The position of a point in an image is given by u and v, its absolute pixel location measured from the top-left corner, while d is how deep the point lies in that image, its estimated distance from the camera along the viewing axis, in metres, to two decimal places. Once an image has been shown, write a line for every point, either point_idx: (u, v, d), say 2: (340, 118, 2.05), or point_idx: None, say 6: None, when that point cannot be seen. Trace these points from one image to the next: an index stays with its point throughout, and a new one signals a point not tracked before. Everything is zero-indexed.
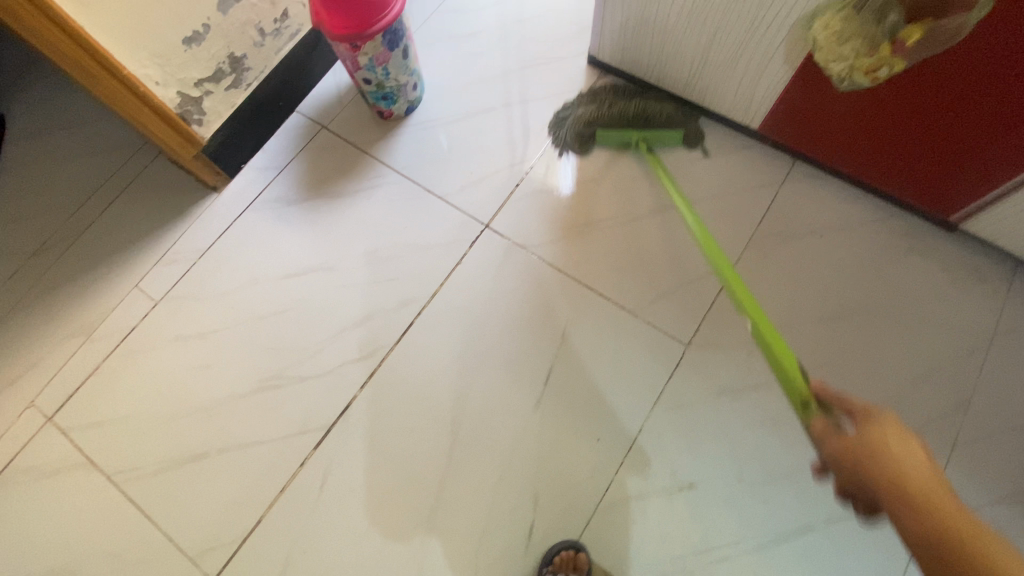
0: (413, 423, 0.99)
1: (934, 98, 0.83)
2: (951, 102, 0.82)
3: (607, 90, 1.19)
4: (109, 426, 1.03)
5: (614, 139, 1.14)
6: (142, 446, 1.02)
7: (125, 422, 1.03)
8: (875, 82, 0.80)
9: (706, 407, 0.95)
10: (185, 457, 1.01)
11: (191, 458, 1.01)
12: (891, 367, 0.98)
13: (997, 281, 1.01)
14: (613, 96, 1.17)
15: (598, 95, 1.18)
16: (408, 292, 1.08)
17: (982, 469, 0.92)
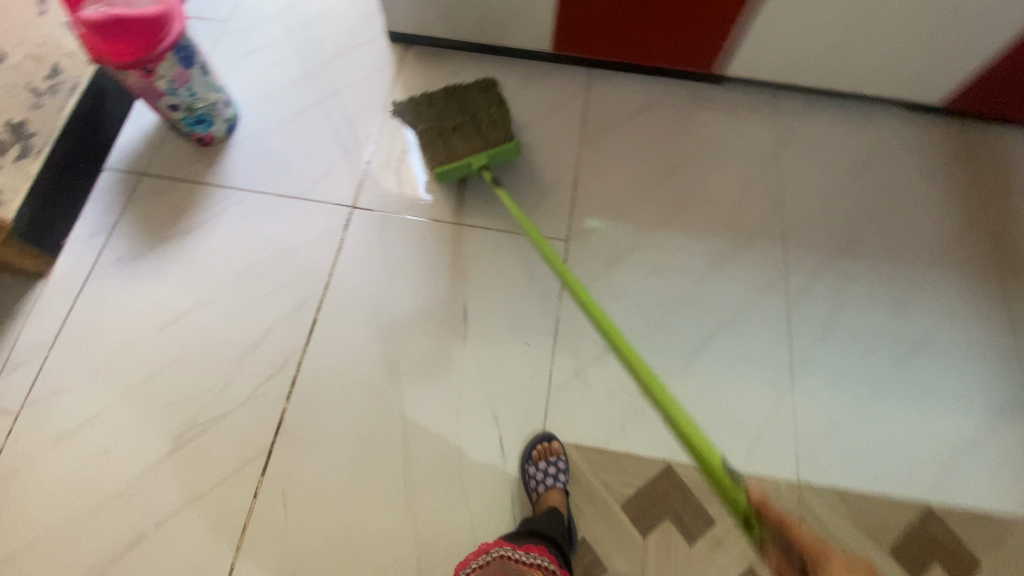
0: (353, 405, 0.99)
1: None
2: None
3: (436, 122, 1.09)
4: (14, 561, 0.89)
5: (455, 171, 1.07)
6: (65, 563, 0.89)
7: (33, 547, 0.89)
8: None
9: (601, 281, 1.08)
10: (121, 549, 0.90)
11: (129, 547, 0.90)
12: (721, 194, 1.17)
13: (765, 108, 1.27)
14: (444, 126, 1.08)
15: (430, 132, 1.08)
16: (300, 293, 1.07)
17: (813, 240, 1.14)
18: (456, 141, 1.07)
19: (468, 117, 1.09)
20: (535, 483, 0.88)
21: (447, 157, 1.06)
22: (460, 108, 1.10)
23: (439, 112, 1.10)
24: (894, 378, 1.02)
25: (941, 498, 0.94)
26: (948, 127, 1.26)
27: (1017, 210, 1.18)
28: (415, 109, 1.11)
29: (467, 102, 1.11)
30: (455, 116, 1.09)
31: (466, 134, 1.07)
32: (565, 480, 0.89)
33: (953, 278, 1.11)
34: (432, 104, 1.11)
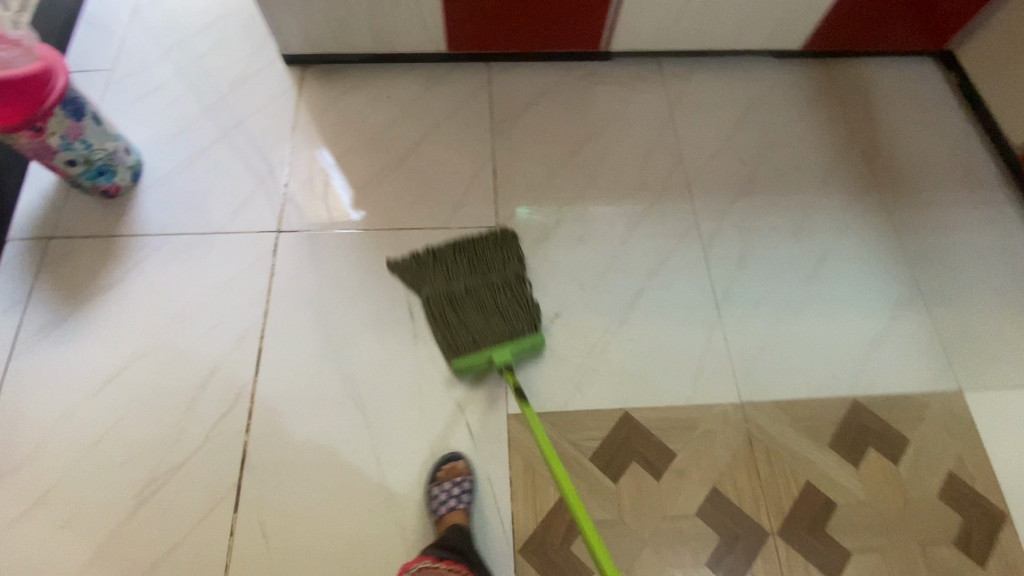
0: (316, 423, 0.99)
1: None
2: None
3: (447, 287, 1.06)
4: None
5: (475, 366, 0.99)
6: None
7: None
8: None
9: (534, 259, 1.14)
10: None
11: None
12: (629, 160, 1.26)
13: (654, 76, 1.38)
14: (456, 293, 1.05)
15: (440, 296, 1.05)
16: (240, 326, 1.06)
17: (718, 186, 1.24)
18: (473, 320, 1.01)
19: (483, 283, 1.05)
20: (436, 504, 0.90)
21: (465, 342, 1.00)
22: (471, 265, 1.08)
23: (459, 282, 1.06)
24: (806, 294, 1.13)
25: (863, 390, 1.05)
26: (812, 68, 1.41)
27: (882, 130, 1.34)
28: (423, 268, 1.10)
29: (485, 264, 1.09)
30: (468, 279, 1.07)
31: (483, 310, 1.02)
32: (466, 500, 0.91)
33: (840, 198, 1.24)
34: (440, 258, 1.10)
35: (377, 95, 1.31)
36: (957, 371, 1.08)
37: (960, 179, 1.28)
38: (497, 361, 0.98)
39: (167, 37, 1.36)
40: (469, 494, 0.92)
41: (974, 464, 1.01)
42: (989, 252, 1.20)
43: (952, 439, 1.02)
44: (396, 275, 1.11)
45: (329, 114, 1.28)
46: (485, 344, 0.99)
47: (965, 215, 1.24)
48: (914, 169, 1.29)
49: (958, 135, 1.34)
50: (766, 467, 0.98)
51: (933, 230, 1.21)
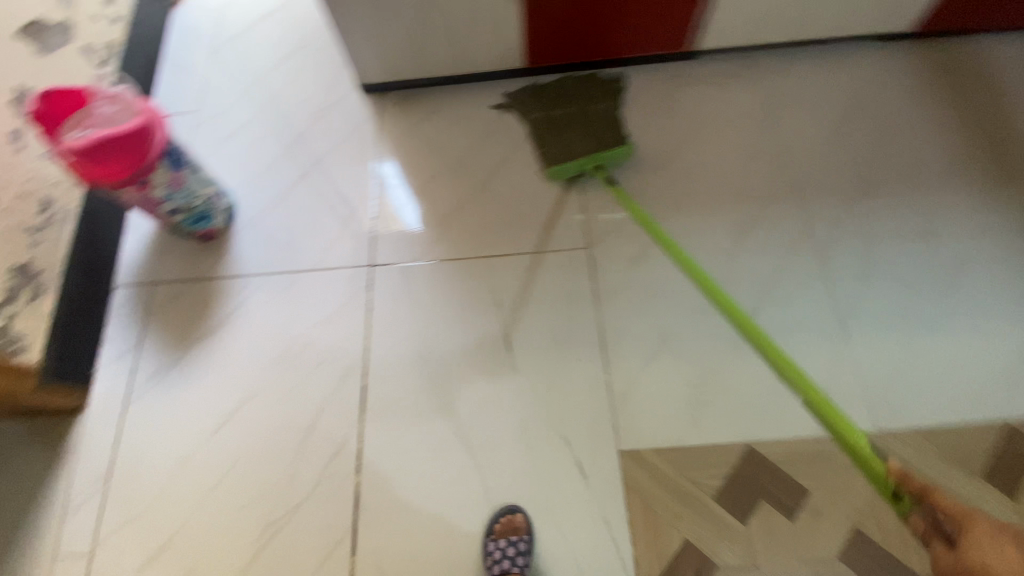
0: (424, 462, 0.97)
1: None
2: None
3: (547, 114, 1.22)
4: None
5: (573, 169, 1.14)
6: None
7: None
8: None
9: (632, 280, 1.08)
10: None
11: None
12: (727, 166, 1.18)
13: (744, 73, 1.28)
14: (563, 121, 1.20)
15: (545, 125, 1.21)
16: (341, 364, 1.05)
17: (825, 190, 1.14)
18: (570, 143, 1.17)
19: (577, 110, 1.20)
20: (490, 561, 0.87)
21: (561, 155, 1.16)
22: (566, 98, 1.23)
23: (558, 110, 1.22)
24: (941, 307, 1.01)
25: (1018, 412, 0.94)
26: (925, 48, 1.27)
27: (1011, 114, 1.20)
28: (525, 99, 1.25)
29: (578, 96, 1.23)
30: (566, 108, 1.21)
31: (579, 131, 1.18)
32: (523, 563, 0.85)
33: (971, 196, 1.11)
34: (540, 90, 1.25)
35: (456, 115, 1.27)
36: None
37: None
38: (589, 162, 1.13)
39: (246, 75, 1.38)
40: (524, 556, 0.86)
41: None
42: None
43: None
44: (509, 106, 1.27)
45: (410, 140, 1.26)
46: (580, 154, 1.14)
47: None
48: None
49: None
50: None
51: None
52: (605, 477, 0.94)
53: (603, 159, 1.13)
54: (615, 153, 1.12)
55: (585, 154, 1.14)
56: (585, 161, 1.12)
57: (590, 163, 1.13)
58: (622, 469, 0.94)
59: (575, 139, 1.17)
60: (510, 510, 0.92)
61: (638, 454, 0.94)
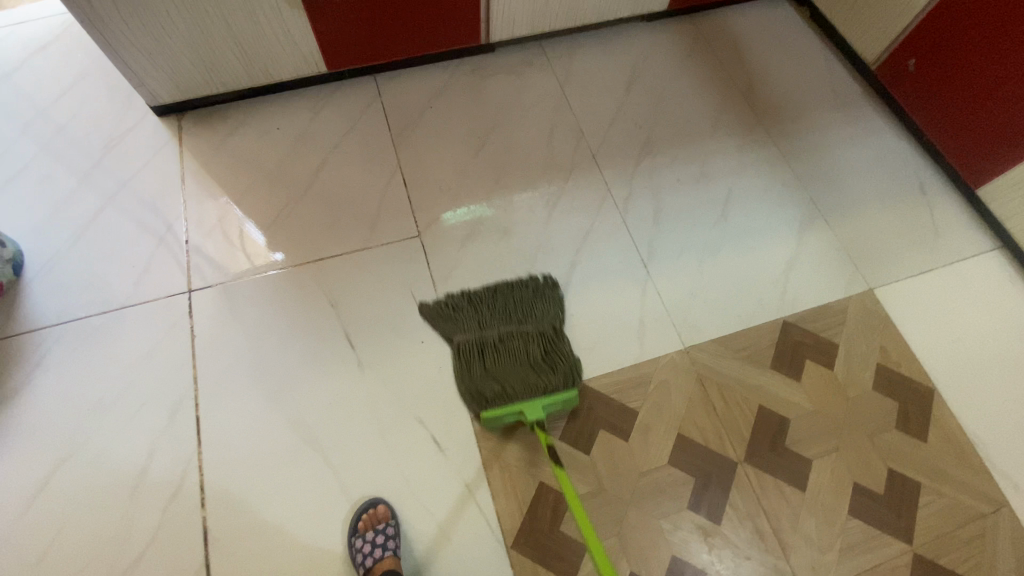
0: (277, 477, 0.95)
1: None
2: None
3: (478, 334, 1.03)
4: None
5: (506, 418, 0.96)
6: None
7: None
8: None
9: (462, 259, 1.14)
10: None
11: None
12: (534, 145, 1.28)
13: (538, 60, 1.40)
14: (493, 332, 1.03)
15: (472, 343, 1.02)
16: (170, 399, 0.99)
17: (619, 153, 1.28)
18: (502, 375, 0.99)
19: (518, 334, 1.03)
20: (361, 557, 0.86)
21: (497, 396, 0.97)
22: (506, 313, 1.05)
23: (492, 329, 1.03)
24: (722, 236, 1.19)
25: (791, 310, 1.12)
26: (682, 26, 1.49)
27: (755, 71, 1.43)
28: (458, 312, 1.06)
29: (521, 310, 1.06)
30: (502, 326, 1.04)
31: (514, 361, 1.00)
32: (395, 545, 0.87)
33: (734, 142, 1.31)
34: (476, 302, 1.07)
35: (266, 128, 1.25)
36: (868, 273, 1.17)
37: (832, 101, 1.39)
38: (527, 415, 0.95)
39: (19, 112, 1.25)
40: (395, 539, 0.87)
41: (897, 352, 1.10)
42: (872, 162, 1.30)
43: (873, 334, 1.11)
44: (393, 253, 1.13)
45: (220, 159, 1.22)
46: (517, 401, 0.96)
47: (845, 131, 1.34)
48: (790, 101, 1.38)
49: (822, 64, 1.44)
50: (721, 401, 1.02)
51: (816, 152, 1.31)
52: (459, 446, 0.98)
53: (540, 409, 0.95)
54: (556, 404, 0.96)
55: (523, 402, 0.96)
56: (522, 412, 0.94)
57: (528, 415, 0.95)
58: (474, 433, 0.99)
59: (510, 374, 0.98)
60: (376, 500, 0.92)
61: None
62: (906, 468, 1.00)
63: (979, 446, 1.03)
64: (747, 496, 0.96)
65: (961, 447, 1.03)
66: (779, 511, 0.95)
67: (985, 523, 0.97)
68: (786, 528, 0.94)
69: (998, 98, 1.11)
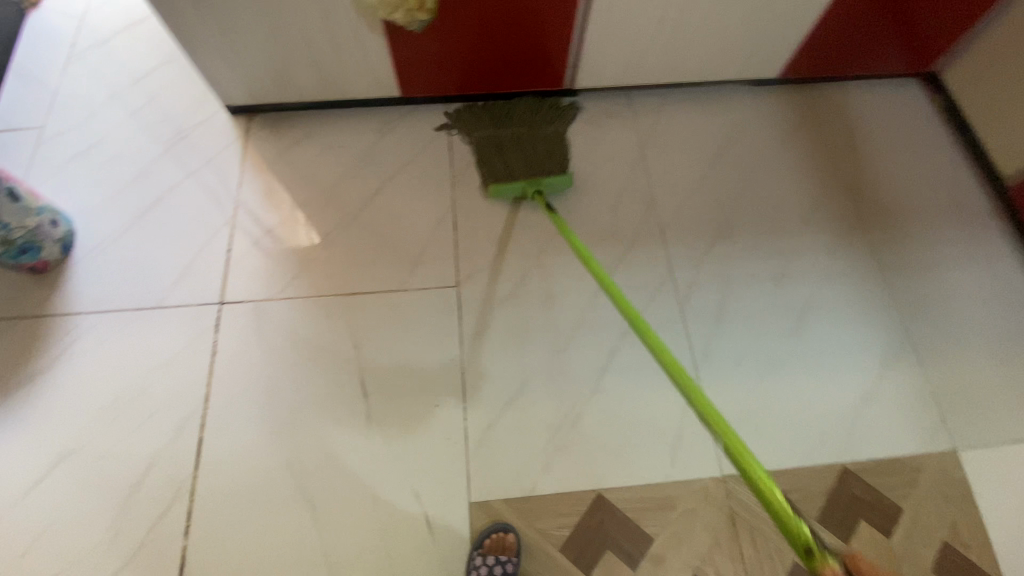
0: (265, 517, 0.92)
1: (485, 13, 1.01)
2: (498, 11, 1.01)
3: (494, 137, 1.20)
4: None
5: (510, 191, 1.12)
6: None
7: None
8: (431, 12, 0.96)
9: (498, 320, 1.07)
10: None
11: None
12: (598, 205, 1.19)
13: (622, 113, 1.30)
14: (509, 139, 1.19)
15: (491, 143, 1.19)
16: (180, 413, 0.98)
17: (690, 231, 1.17)
18: (511, 162, 1.17)
19: (531, 139, 1.20)
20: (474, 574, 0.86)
21: (504, 174, 1.15)
22: (524, 125, 1.21)
23: (505, 130, 1.21)
24: (788, 350, 1.05)
25: (854, 454, 0.97)
26: (791, 97, 1.33)
27: (865, 162, 1.26)
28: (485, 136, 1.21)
29: (535, 123, 1.22)
30: (516, 130, 1.20)
31: (521, 152, 1.18)
32: None
33: (825, 242, 1.16)
34: (491, 107, 1.24)
35: (329, 143, 1.22)
36: (955, 427, 1.01)
37: (954, 213, 1.20)
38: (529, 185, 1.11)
39: (103, 89, 1.27)
40: None
41: (972, 534, 0.94)
42: (985, 294, 1.12)
43: (948, 505, 0.95)
44: (453, 124, 1.24)
45: (278, 168, 1.20)
46: (522, 177, 1.13)
47: (960, 252, 1.16)
48: (899, 205, 1.21)
49: (948, 166, 1.26)
50: (750, 547, 0.90)
51: (921, 269, 1.14)
52: (452, 530, 0.91)
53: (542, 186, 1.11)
54: (555, 180, 1.11)
55: (527, 177, 1.13)
56: (526, 183, 1.10)
57: (529, 187, 1.11)
58: (470, 521, 0.92)
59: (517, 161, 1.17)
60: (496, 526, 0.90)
61: (487, 503, 0.93)
62: None
63: None
64: None
65: None
66: None
67: None
68: None
69: None
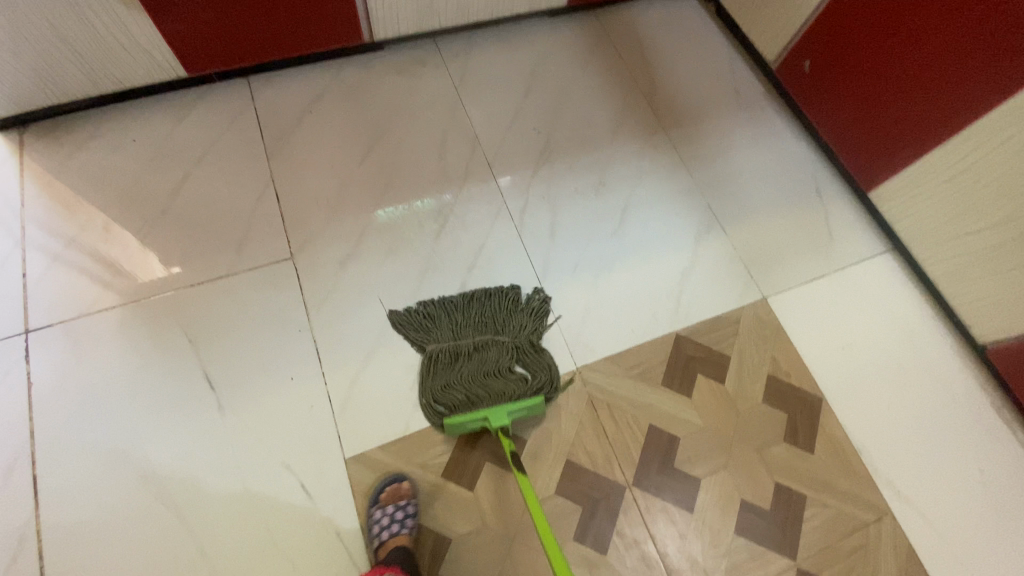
0: (126, 536, 0.86)
1: None
2: None
3: (453, 344, 1.00)
4: None
5: (468, 428, 0.93)
6: None
7: None
8: None
9: (342, 282, 1.06)
10: None
11: None
12: (423, 153, 1.20)
13: (431, 60, 1.31)
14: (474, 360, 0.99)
15: (446, 353, 0.99)
16: (1, 459, 0.88)
17: (514, 161, 1.22)
18: (468, 384, 0.96)
19: (493, 346, 1.00)
20: (378, 529, 0.86)
21: (465, 402, 0.94)
22: (483, 321, 1.02)
23: (467, 339, 1.01)
24: (618, 247, 1.15)
25: (684, 322, 1.10)
26: (585, 22, 1.42)
27: (659, 70, 1.38)
28: (433, 320, 1.02)
29: (498, 321, 1.03)
30: (477, 336, 1.01)
31: (484, 374, 0.97)
32: (411, 524, 0.87)
33: (635, 148, 1.27)
34: (447, 309, 1.03)
35: (120, 140, 1.12)
36: (762, 280, 1.16)
37: (737, 102, 1.36)
38: (492, 422, 0.91)
39: None
40: (413, 518, 0.88)
41: (788, 363, 1.09)
42: (771, 166, 1.29)
43: (766, 345, 1.10)
44: (397, 329, 1.02)
45: (64, 176, 1.09)
46: (485, 407, 0.93)
47: (745, 133, 1.32)
48: (693, 103, 1.34)
49: (728, 62, 1.41)
50: (611, 423, 1.00)
51: (717, 155, 1.28)
52: (332, 488, 0.92)
53: (507, 421, 0.91)
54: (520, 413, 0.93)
55: (490, 409, 0.92)
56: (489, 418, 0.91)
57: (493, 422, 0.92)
58: (349, 474, 0.93)
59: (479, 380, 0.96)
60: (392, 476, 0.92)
61: (363, 454, 0.94)
62: (792, 480, 1.00)
63: (865, 453, 1.05)
64: (633, 522, 0.94)
65: (846, 453, 1.04)
66: (665, 534, 0.94)
67: (868, 532, 0.99)
68: (672, 552, 0.93)
69: (888, 98, 1.11)
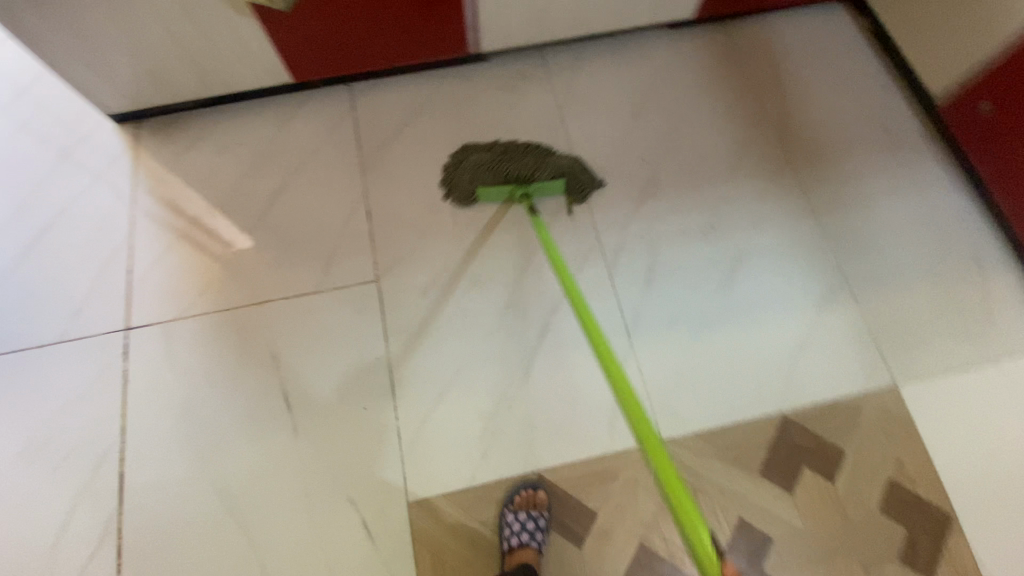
0: (195, 544, 0.89)
1: None
2: None
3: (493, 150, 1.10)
4: None
5: (494, 193, 1.06)
6: None
7: None
8: None
9: (423, 311, 1.02)
10: None
11: None
12: None
13: (537, 74, 1.22)
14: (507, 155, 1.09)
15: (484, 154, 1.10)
16: (96, 451, 0.93)
17: (616, 192, 1.12)
18: (499, 167, 1.07)
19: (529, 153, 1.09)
20: (508, 533, 0.86)
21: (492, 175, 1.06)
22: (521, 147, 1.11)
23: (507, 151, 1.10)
24: (723, 304, 1.03)
25: (793, 402, 0.96)
26: (713, 37, 1.27)
27: (793, 97, 1.20)
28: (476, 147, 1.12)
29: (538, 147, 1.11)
30: (516, 147, 1.10)
31: (514, 163, 1.07)
32: (540, 539, 0.86)
33: (755, 187, 1.12)
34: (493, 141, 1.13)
35: (226, 143, 1.14)
36: (895, 362, 0.99)
37: (885, 141, 1.16)
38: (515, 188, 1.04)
39: None
40: (543, 533, 0.86)
41: (915, 468, 0.93)
42: (920, 223, 1.09)
43: (890, 443, 0.94)
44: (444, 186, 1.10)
45: (173, 176, 1.12)
46: (512, 178, 1.05)
47: (892, 180, 1.13)
48: (831, 138, 1.16)
49: (880, 92, 1.21)
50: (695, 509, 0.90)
51: (854, 203, 1.11)
52: (392, 531, 0.89)
53: (529, 188, 1.05)
54: (543, 184, 1.04)
55: (515, 180, 1.05)
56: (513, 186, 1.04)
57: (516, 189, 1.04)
58: (409, 518, 0.90)
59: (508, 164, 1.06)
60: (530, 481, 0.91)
61: (426, 500, 0.91)
62: None
63: None
64: None
65: None
66: None
67: None
68: None
69: None
